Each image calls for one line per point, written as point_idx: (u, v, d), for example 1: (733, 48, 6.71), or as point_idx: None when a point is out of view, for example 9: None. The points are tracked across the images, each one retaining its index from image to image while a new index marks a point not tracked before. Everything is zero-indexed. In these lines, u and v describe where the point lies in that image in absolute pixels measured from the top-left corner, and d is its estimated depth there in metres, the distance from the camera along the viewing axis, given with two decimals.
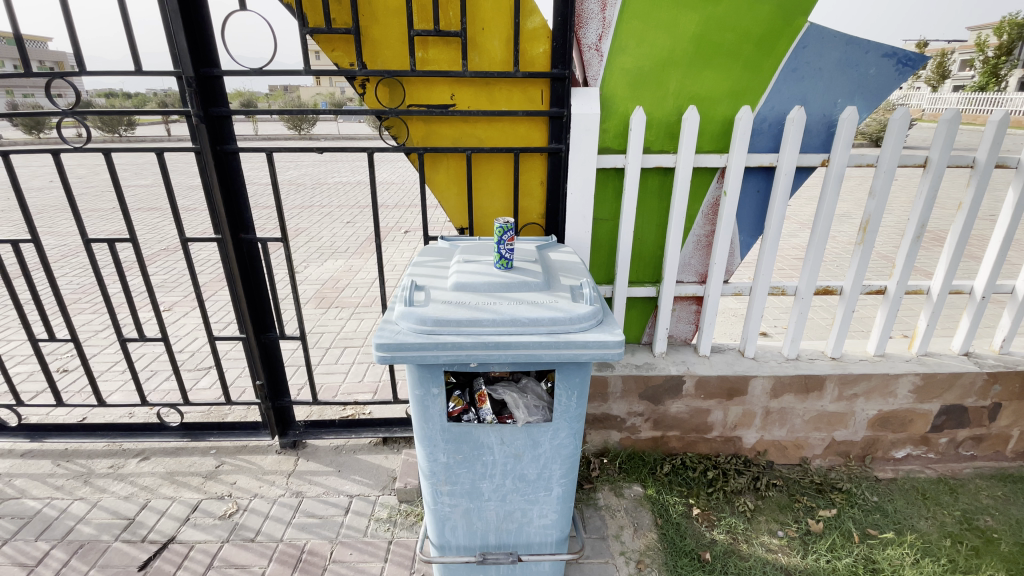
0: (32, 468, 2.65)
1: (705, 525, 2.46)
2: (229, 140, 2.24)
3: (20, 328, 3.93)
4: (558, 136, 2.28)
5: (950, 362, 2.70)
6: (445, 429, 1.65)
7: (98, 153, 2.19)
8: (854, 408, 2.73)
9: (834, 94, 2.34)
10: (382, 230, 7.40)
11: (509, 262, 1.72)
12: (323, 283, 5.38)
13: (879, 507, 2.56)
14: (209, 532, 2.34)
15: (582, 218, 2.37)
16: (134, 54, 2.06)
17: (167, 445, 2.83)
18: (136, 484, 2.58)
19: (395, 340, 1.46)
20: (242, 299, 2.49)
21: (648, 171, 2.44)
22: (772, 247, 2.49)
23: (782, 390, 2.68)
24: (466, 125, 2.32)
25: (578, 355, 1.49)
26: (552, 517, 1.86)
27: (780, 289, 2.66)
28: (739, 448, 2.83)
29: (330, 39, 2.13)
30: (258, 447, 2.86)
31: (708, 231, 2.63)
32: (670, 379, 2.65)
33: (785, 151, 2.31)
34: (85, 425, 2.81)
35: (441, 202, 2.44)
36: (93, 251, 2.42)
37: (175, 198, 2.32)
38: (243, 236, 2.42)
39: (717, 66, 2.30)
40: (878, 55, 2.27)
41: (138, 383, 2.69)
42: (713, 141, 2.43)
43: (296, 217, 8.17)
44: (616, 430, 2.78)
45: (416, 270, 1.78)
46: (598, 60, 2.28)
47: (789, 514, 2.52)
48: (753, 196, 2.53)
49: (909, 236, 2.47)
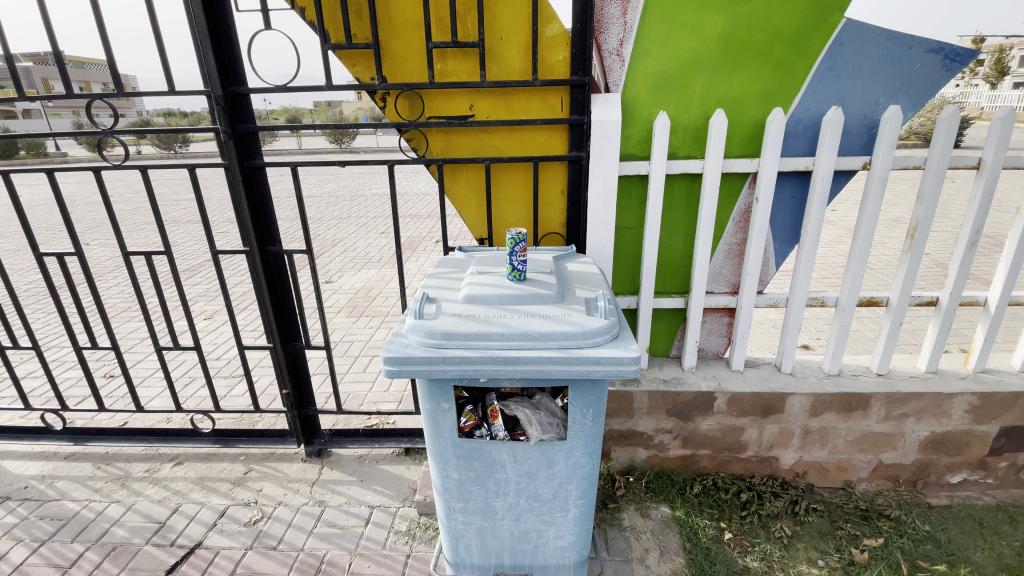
0: (75, 470, 2.79)
1: (737, 551, 2.32)
2: (255, 155, 2.31)
3: (73, 337, 4.18)
4: (579, 144, 2.23)
5: (1012, 380, 2.46)
6: (456, 445, 1.62)
7: (135, 170, 2.29)
8: (903, 429, 2.52)
9: (875, 94, 2.19)
10: (414, 240, 7.53)
11: (522, 274, 1.68)
12: (354, 292, 5.49)
13: (931, 537, 2.34)
14: (234, 539, 2.39)
15: (604, 228, 2.30)
16: (167, 75, 2.15)
17: (199, 451, 2.92)
18: (169, 489, 2.66)
19: (402, 354, 1.44)
20: (269, 310, 2.55)
21: (673, 178, 2.36)
22: (809, 256, 2.35)
23: (822, 408, 2.51)
24: (485, 135, 2.31)
25: (591, 372, 1.43)
26: (569, 538, 1.79)
27: (819, 300, 2.50)
28: (776, 469, 2.67)
29: (351, 54, 2.17)
30: (284, 455, 2.91)
31: (740, 240, 2.51)
32: (699, 395, 2.53)
33: (821, 155, 2.18)
34: (124, 430, 2.93)
35: (461, 214, 2.42)
36: (132, 264, 2.53)
37: (205, 212, 2.40)
38: (270, 248, 2.48)
39: (746, 68, 2.20)
40: (923, 50, 2.11)
41: (173, 390, 2.79)
42: (743, 145, 2.32)
43: (333, 228, 8.41)
44: (642, 447, 2.67)
45: (429, 282, 1.76)
46: (620, 65, 2.21)
47: (830, 542, 2.34)
48: (788, 202, 2.40)
49: (962, 243, 2.27)
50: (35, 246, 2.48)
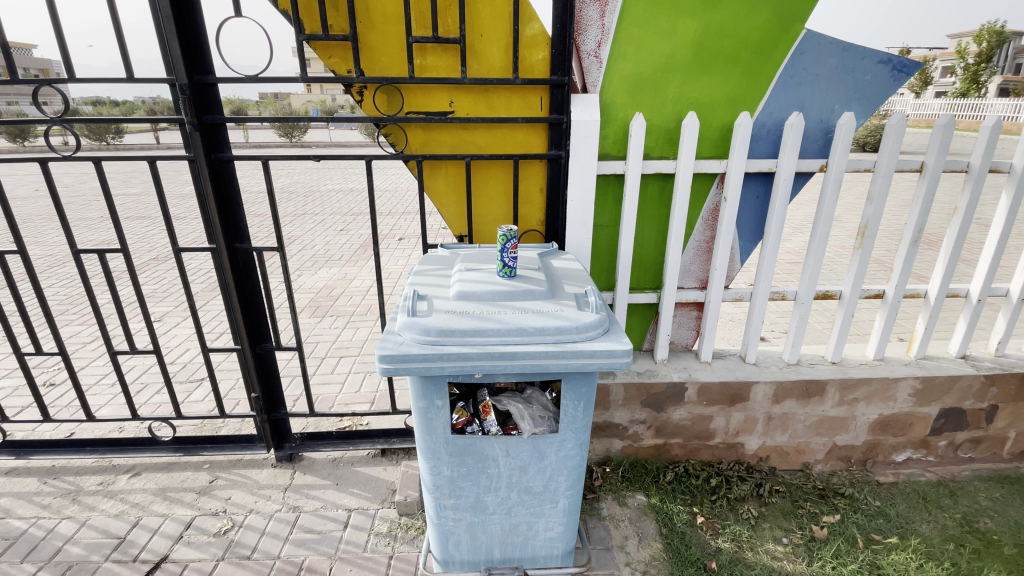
0: (18, 486, 2.57)
1: (709, 533, 2.43)
2: (223, 147, 2.20)
3: (6, 342, 3.84)
4: (558, 143, 2.27)
5: (948, 365, 2.71)
6: (448, 442, 1.62)
7: (88, 161, 2.13)
8: (854, 413, 2.73)
9: (831, 101, 2.35)
10: (376, 237, 7.39)
11: (512, 270, 1.69)
12: (316, 292, 5.32)
13: (881, 511, 2.55)
14: (204, 550, 2.28)
15: (582, 225, 2.35)
16: (125, 62, 2.02)
17: (159, 461, 2.76)
18: (127, 501, 2.50)
19: (397, 352, 1.43)
20: (236, 310, 2.43)
21: (647, 177, 2.44)
22: (772, 252, 2.49)
23: (783, 395, 2.67)
24: (465, 132, 2.30)
25: (586, 365, 1.47)
26: (558, 529, 1.82)
27: (780, 294, 2.66)
28: (742, 454, 2.81)
29: (327, 46, 2.11)
30: (253, 461, 2.80)
31: (708, 237, 2.62)
32: (671, 386, 2.63)
33: (784, 158, 2.31)
34: (73, 441, 2.73)
35: (440, 211, 2.41)
36: (83, 262, 2.35)
37: (168, 207, 2.25)
38: (238, 245, 2.37)
39: (715, 73, 2.30)
40: (874, 61, 2.28)
41: (129, 397, 2.61)
42: (712, 147, 2.43)
43: (289, 225, 8.10)
44: (618, 438, 2.75)
45: (417, 279, 1.75)
46: (598, 66, 2.26)
47: (793, 521, 2.50)
48: (753, 202, 2.54)
49: (906, 240, 2.48)
50: None
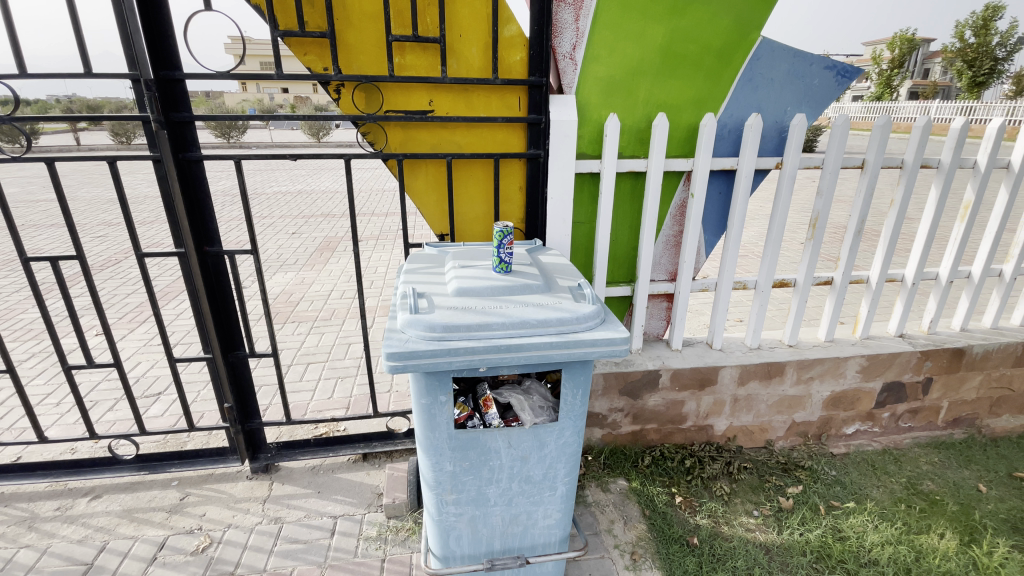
0: None
1: (688, 512, 2.57)
2: (192, 147, 2.10)
3: None
4: (537, 142, 2.33)
5: (888, 343, 2.99)
6: (451, 437, 1.64)
7: (40, 161, 1.97)
8: (810, 390, 2.96)
9: (784, 103, 2.55)
10: (332, 241, 7.19)
11: (507, 265, 1.73)
12: (275, 297, 5.12)
13: (838, 480, 2.79)
14: (182, 570, 2.16)
15: (562, 222, 2.43)
16: (82, 55, 1.89)
17: (121, 481, 2.59)
18: (90, 526, 2.34)
19: (405, 349, 1.43)
20: (208, 316, 2.33)
21: (620, 175, 2.54)
22: (735, 244, 2.66)
23: (748, 377, 2.86)
24: (445, 131, 2.32)
25: (587, 354, 1.53)
26: (556, 516, 1.88)
27: (742, 283, 2.85)
28: (711, 435, 2.98)
29: (302, 43, 2.06)
30: (226, 475, 2.68)
31: (676, 232, 2.77)
32: (647, 374, 2.75)
33: (745, 156, 2.48)
34: (21, 465, 2.51)
35: (421, 210, 2.40)
36: (33, 270, 2.17)
37: (130, 210, 2.12)
38: (208, 249, 2.26)
39: (681, 75, 2.44)
40: (820, 67, 2.49)
41: (87, 414, 2.43)
42: (679, 146, 2.57)
43: (237, 230, 7.73)
44: (598, 427, 2.85)
45: (411, 278, 1.75)
46: (573, 68, 2.35)
47: (761, 494, 2.69)
48: (716, 198, 2.70)
49: (851, 231, 2.72)
50: None
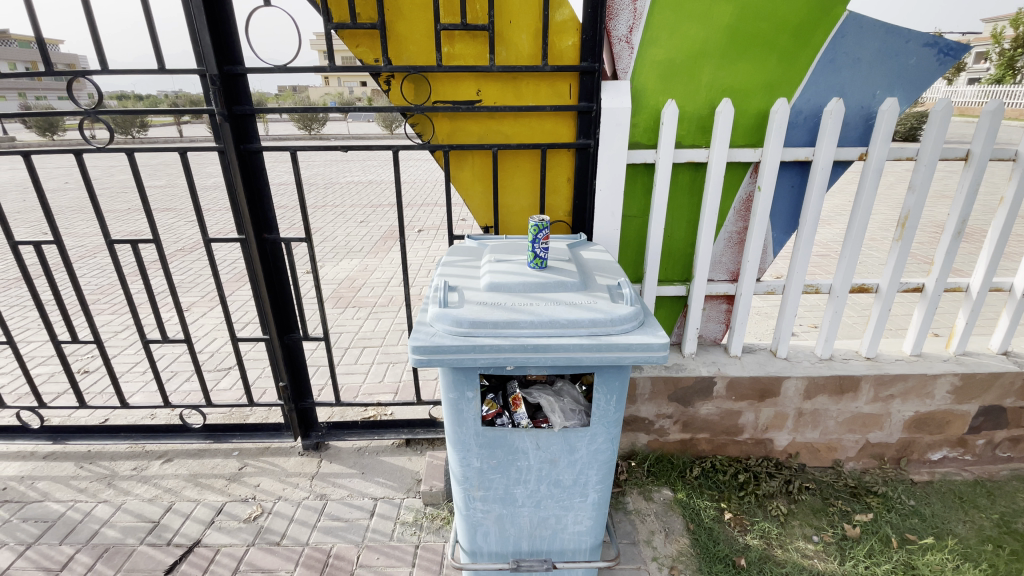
0: (56, 470, 2.68)
1: (738, 530, 2.39)
2: (252, 138, 2.21)
3: (44, 329, 3.98)
4: (587, 131, 2.23)
5: (989, 361, 2.61)
6: (479, 434, 1.61)
7: (121, 152, 2.17)
8: (889, 410, 2.65)
9: (872, 86, 2.26)
10: (395, 230, 7.42)
11: (543, 261, 1.66)
12: (338, 283, 5.34)
13: (916, 511, 2.48)
14: (234, 536, 2.33)
15: (611, 216, 2.31)
16: (157, 53, 2.04)
17: (190, 448, 2.84)
18: (159, 487, 2.59)
19: (430, 343, 1.41)
20: (265, 300, 2.45)
21: (678, 166, 2.38)
22: (807, 244, 2.42)
23: (815, 391, 2.61)
24: (492, 121, 2.27)
25: (620, 358, 1.43)
26: (587, 523, 1.80)
27: (814, 287, 2.58)
28: (771, 450, 2.76)
29: (355, 34, 2.09)
30: (280, 449, 2.85)
31: (740, 228, 2.55)
32: (700, 380, 2.58)
33: (822, 146, 2.23)
34: (107, 427, 2.82)
35: (466, 201, 2.38)
36: (117, 252, 2.40)
37: (198, 198, 2.27)
38: (267, 236, 2.37)
39: (751, 58, 2.23)
40: (918, 45, 2.18)
41: (160, 384, 2.67)
42: (746, 135, 2.36)
43: (310, 217, 8.18)
44: (643, 433, 2.71)
45: (446, 270, 1.73)
46: (629, 52, 2.20)
47: (824, 519, 2.45)
48: (788, 191, 2.46)
49: (948, 232, 2.38)
50: (9, 235, 2.36)
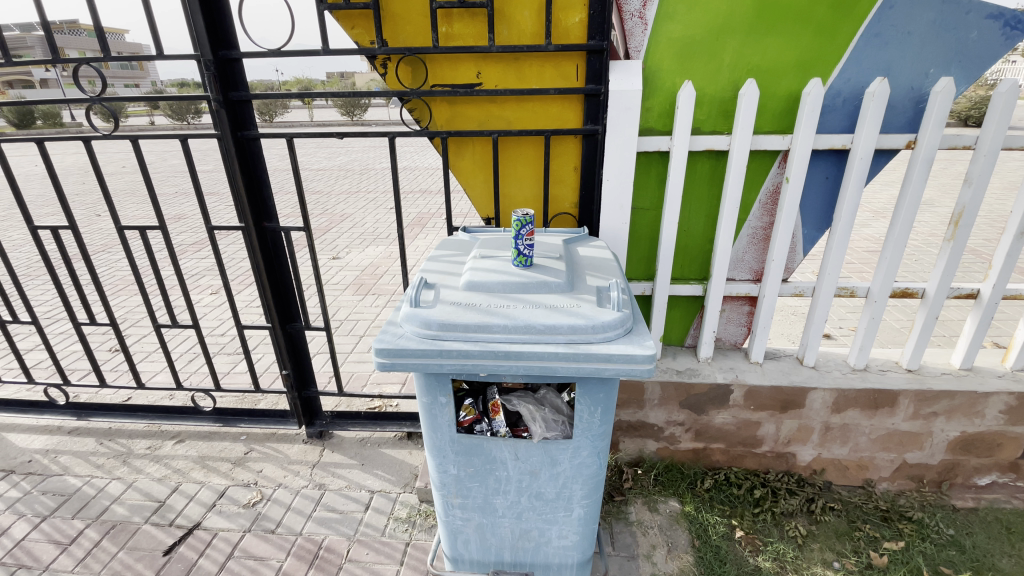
0: (77, 445, 2.83)
1: (749, 550, 2.22)
2: (249, 125, 2.18)
3: (83, 308, 4.20)
4: (595, 116, 2.06)
5: None
6: (454, 440, 1.52)
7: (125, 140, 2.21)
8: (931, 428, 2.39)
9: (924, 64, 1.99)
10: (424, 217, 7.39)
11: (528, 259, 1.54)
12: (362, 269, 5.37)
13: (955, 542, 2.25)
14: (232, 520, 2.37)
15: (619, 208, 2.14)
16: (156, 40, 2.06)
17: (201, 429, 2.92)
18: (170, 467, 2.68)
19: (395, 346, 1.32)
20: (267, 289, 2.44)
21: (696, 155, 2.17)
22: (841, 242, 2.17)
23: (845, 404, 2.37)
24: (494, 106, 2.14)
25: (601, 369, 1.30)
26: (573, 538, 1.69)
27: (849, 290, 2.33)
28: (793, 465, 2.55)
29: (349, 15, 2.00)
30: (286, 436, 2.87)
31: (766, 223, 2.32)
32: (715, 388, 2.39)
33: (862, 132, 1.99)
34: (126, 406, 2.95)
35: (466, 190, 2.28)
36: (127, 238, 2.48)
37: (200, 186, 2.29)
38: (266, 224, 2.35)
39: (781, 33, 1.99)
40: (980, 16, 1.91)
41: (172, 366, 2.76)
42: (775, 120, 2.12)
43: (343, 202, 8.28)
44: (652, 439, 2.56)
45: (428, 266, 1.64)
46: (642, 29, 2.01)
47: (847, 544, 2.24)
48: (821, 183, 2.21)
49: (1010, 231, 2.09)
50: (31, 220, 2.47)
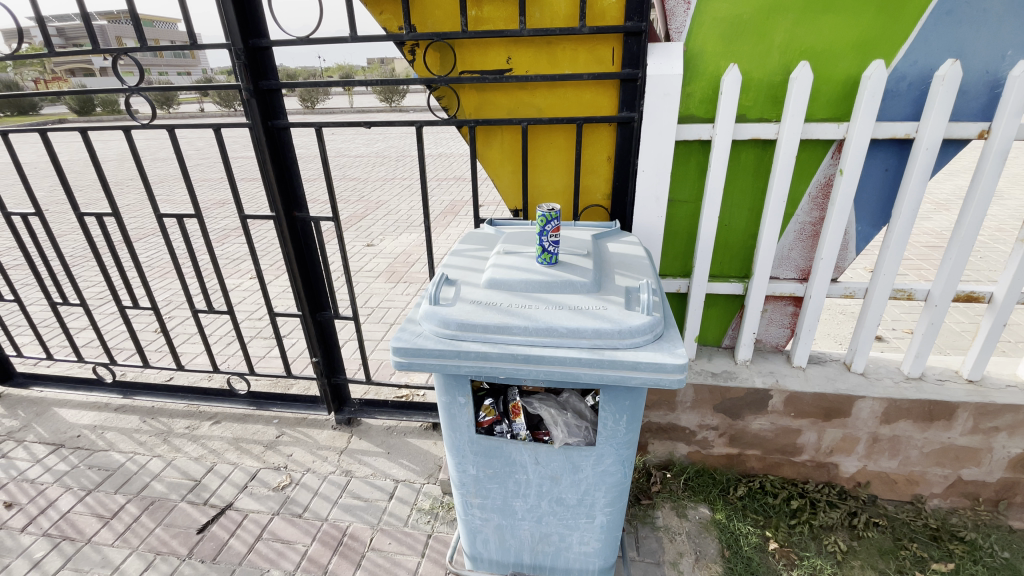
0: (123, 422, 2.98)
1: (783, 564, 2.11)
2: (279, 114, 2.18)
3: (132, 290, 4.40)
4: (631, 103, 1.95)
5: None
6: (473, 441, 1.48)
7: (162, 129, 2.26)
8: (992, 444, 2.19)
9: (1003, 44, 1.78)
10: (457, 205, 7.36)
11: (553, 256, 1.47)
12: (395, 256, 5.40)
13: (1011, 566, 2.07)
14: (262, 503, 2.44)
15: (655, 201, 2.03)
16: (190, 30, 2.07)
17: (236, 411, 3.02)
18: (206, 447, 2.78)
19: (412, 345, 1.29)
20: (297, 278, 2.46)
21: (740, 144, 2.03)
22: (899, 241, 1.99)
23: (896, 415, 2.20)
24: (524, 93, 2.05)
25: (626, 377, 1.23)
26: (595, 545, 1.64)
27: (905, 293, 2.14)
28: (835, 476, 2.39)
29: (378, 0, 1.95)
30: (316, 421, 2.93)
31: (815, 219, 2.15)
32: (752, 392, 2.26)
33: (929, 120, 1.80)
34: (167, 386, 3.08)
35: (494, 181, 2.23)
36: (165, 225, 2.54)
37: (233, 175, 2.32)
38: (296, 214, 2.36)
39: (841, 10, 1.81)
40: None
41: (208, 350, 2.84)
42: (830, 106, 1.95)
43: (378, 189, 8.35)
44: (683, 442, 2.46)
45: (451, 260, 1.59)
46: (685, 9, 1.87)
47: (891, 563, 2.10)
48: (879, 176, 2.02)
49: None
50: (76, 207, 2.57)
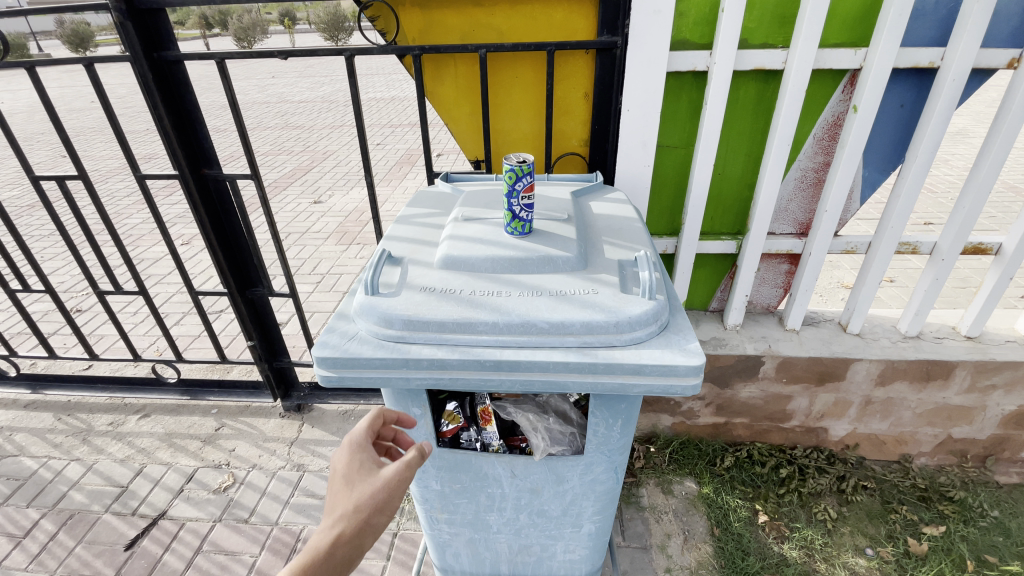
0: (34, 421, 2.57)
1: (773, 537, 2.00)
2: (167, 43, 1.71)
3: (39, 265, 3.83)
4: (613, 23, 1.57)
5: None
6: (434, 456, 1.21)
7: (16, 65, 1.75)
8: (985, 402, 2.09)
9: None
10: (415, 154, 6.80)
11: (525, 224, 1.15)
12: (347, 214, 4.92)
13: (998, 524, 2.02)
14: (202, 509, 2.14)
15: (641, 147, 1.70)
16: None
17: (168, 402, 2.65)
18: (134, 446, 2.43)
19: (343, 353, 0.97)
20: (216, 250, 2.05)
21: (740, 77, 1.71)
22: (912, 189, 1.76)
23: (892, 377, 2.06)
24: (480, 12, 1.64)
25: (625, 383, 0.96)
26: (581, 552, 1.43)
27: (911, 246, 1.93)
28: (823, 440, 2.28)
29: None
30: (261, 409, 2.60)
31: (819, 164, 1.88)
32: (744, 359, 2.07)
33: (960, 44, 1.52)
34: (83, 377, 2.67)
35: (450, 126, 1.85)
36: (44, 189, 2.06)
37: (119, 124, 1.85)
38: (206, 171, 1.92)
39: None
40: None
41: (124, 336, 2.43)
42: (846, 27, 1.63)
43: (326, 138, 7.63)
44: (668, 414, 2.28)
45: (395, 231, 1.24)
46: None
47: (881, 528, 2.02)
48: (893, 113, 1.76)
49: None
50: None
